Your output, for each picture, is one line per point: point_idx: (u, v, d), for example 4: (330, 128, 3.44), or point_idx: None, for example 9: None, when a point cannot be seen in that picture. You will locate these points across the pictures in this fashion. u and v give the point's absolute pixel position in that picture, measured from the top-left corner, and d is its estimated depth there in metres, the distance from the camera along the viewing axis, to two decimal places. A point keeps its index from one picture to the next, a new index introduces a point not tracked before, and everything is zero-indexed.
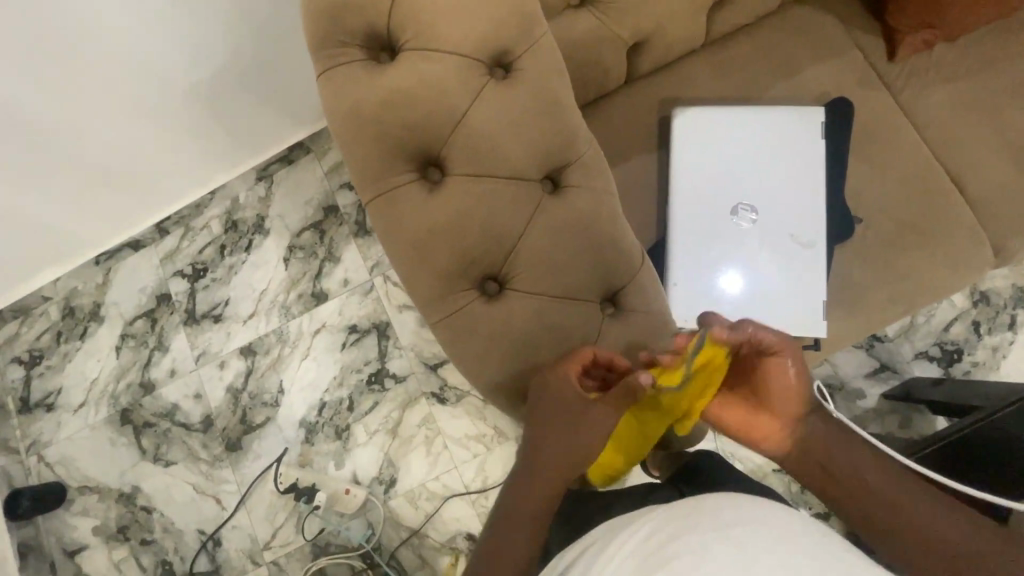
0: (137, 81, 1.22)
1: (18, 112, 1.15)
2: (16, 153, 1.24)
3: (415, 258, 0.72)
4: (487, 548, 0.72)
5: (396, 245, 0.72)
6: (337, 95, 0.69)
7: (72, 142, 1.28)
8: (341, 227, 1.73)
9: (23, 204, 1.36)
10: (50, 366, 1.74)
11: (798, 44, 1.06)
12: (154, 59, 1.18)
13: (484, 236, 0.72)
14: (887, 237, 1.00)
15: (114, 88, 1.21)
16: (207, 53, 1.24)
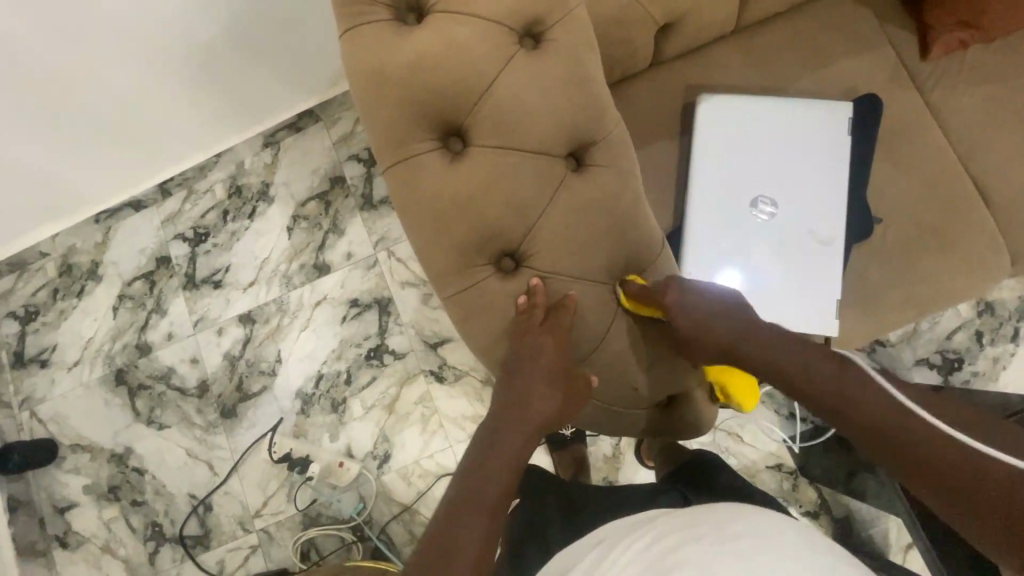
0: (145, 32, 1.18)
1: (19, 58, 1.12)
2: (16, 102, 1.21)
3: (433, 229, 0.70)
4: (438, 532, 0.62)
5: (413, 215, 0.70)
6: (360, 54, 0.67)
7: (77, 93, 1.25)
8: (347, 199, 1.71)
9: (22, 156, 1.33)
10: (45, 323, 1.72)
11: (830, 36, 1.03)
12: (161, 10, 1.15)
13: (504, 211, 0.70)
14: (904, 240, 0.99)
15: (122, 39, 1.17)
16: (217, 5, 1.20)
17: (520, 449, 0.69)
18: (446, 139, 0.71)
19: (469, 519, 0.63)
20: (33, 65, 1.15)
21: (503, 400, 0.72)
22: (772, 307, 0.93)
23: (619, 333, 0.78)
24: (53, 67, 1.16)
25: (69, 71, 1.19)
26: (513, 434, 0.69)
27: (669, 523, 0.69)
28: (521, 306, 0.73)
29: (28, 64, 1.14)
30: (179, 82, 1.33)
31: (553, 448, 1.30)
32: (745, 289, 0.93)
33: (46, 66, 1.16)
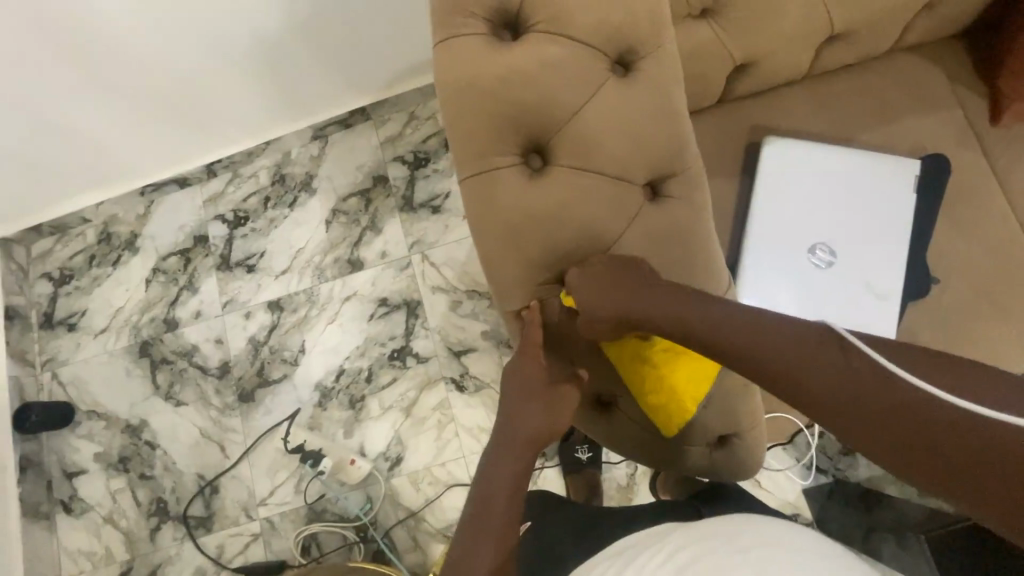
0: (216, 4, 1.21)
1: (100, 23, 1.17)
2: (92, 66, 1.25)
3: (505, 242, 0.70)
4: (465, 535, 0.66)
5: (486, 227, 0.71)
6: (455, 64, 0.68)
7: (141, 59, 1.27)
8: (388, 199, 1.73)
9: (86, 119, 1.38)
10: (78, 288, 1.74)
11: (899, 92, 1.03)
12: None
13: (578, 232, 0.70)
14: (960, 302, 0.98)
15: (192, 9, 1.20)
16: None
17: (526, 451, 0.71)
18: (528, 158, 0.72)
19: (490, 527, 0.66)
20: (105, 24, 1.18)
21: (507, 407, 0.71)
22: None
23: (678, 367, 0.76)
24: (123, 28, 1.19)
25: (139, 35, 1.22)
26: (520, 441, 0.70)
27: (690, 531, 0.68)
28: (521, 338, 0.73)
29: (101, 21, 1.17)
30: (241, 60, 1.35)
31: (572, 470, 1.29)
32: None
33: (121, 30, 1.20)
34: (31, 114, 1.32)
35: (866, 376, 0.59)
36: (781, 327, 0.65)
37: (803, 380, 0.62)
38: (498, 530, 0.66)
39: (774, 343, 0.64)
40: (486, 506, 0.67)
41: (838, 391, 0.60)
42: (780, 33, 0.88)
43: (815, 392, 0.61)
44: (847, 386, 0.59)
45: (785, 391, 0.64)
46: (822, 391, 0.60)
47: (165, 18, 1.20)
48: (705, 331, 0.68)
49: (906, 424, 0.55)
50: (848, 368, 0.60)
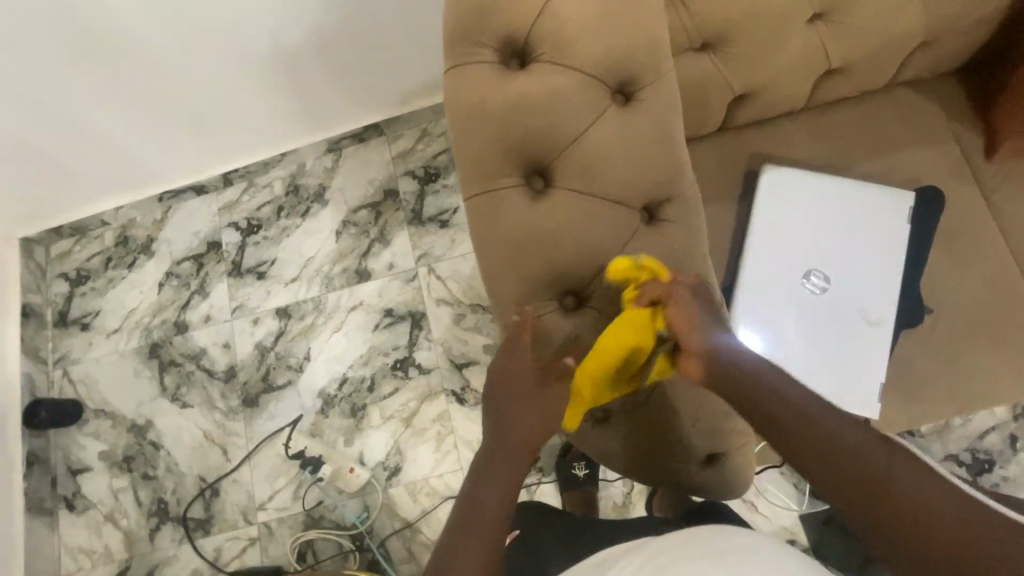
0: (239, 21, 1.26)
1: (130, 37, 1.23)
2: (119, 77, 1.31)
3: (505, 260, 0.74)
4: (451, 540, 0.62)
5: (488, 245, 0.74)
6: (465, 91, 0.72)
7: (165, 70, 1.32)
8: (397, 213, 1.77)
9: (109, 125, 1.43)
10: (94, 289, 1.79)
11: (895, 127, 1.06)
12: (259, 11, 1.25)
13: (576, 251, 0.73)
14: (953, 332, 0.99)
15: (216, 24, 1.25)
16: (309, 7, 1.28)
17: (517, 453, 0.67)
18: (530, 181, 0.75)
19: (480, 527, 0.62)
20: (132, 36, 1.23)
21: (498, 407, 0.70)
22: (814, 380, 0.94)
23: (673, 388, 0.75)
24: (149, 40, 1.25)
25: (164, 47, 1.27)
26: (513, 444, 0.67)
27: (669, 541, 0.69)
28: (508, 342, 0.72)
29: (128, 33, 1.22)
30: (260, 74, 1.41)
31: (567, 486, 1.30)
32: (788, 355, 0.94)
33: (149, 44, 1.25)
34: (58, 119, 1.38)
35: (924, 484, 0.54)
36: (831, 415, 0.61)
37: (847, 465, 0.57)
38: (484, 534, 0.62)
39: (826, 423, 0.60)
40: (473, 507, 0.64)
41: (881, 485, 0.55)
42: (779, 68, 0.91)
43: (856, 479, 0.56)
44: (898, 486, 0.54)
45: (819, 470, 0.58)
46: (867, 480, 0.55)
47: (189, 31, 1.25)
48: (726, 378, 0.66)
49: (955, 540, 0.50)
50: (902, 470, 0.55)
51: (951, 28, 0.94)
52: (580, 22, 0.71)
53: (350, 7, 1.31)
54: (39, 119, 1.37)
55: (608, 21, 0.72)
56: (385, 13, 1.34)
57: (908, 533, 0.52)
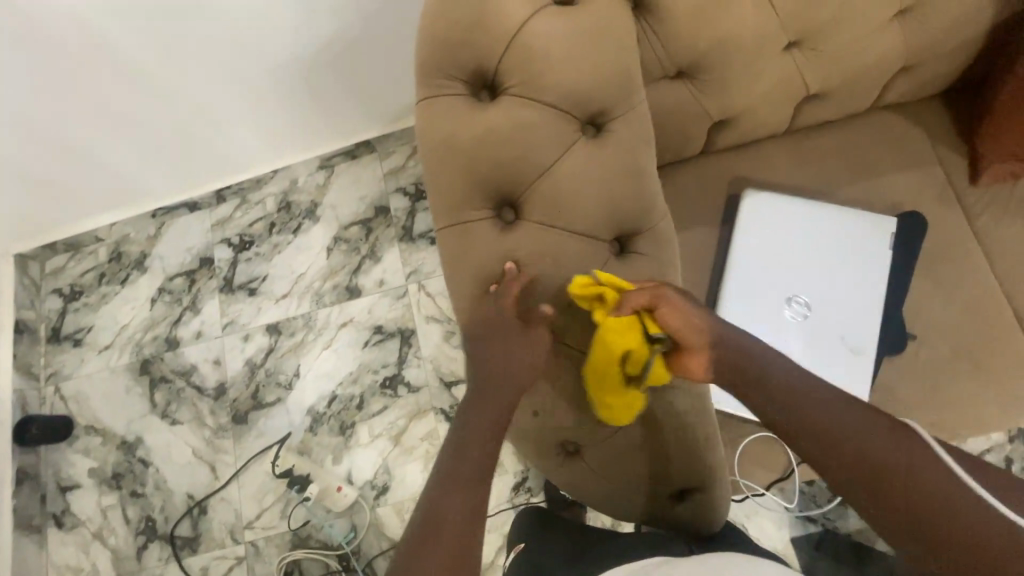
0: (225, 42, 1.27)
1: (115, 59, 1.23)
2: (107, 96, 1.32)
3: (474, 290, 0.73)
4: (427, 512, 0.60)
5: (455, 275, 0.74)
6: (434, 124, 0.73)
7: (151, 89, 1.33)
8: (388, 229, 1.77)
9: (98, 144, 1.44)
10: (87, 304, 1.80)
11: (878, 150, 1.06)
12: (242, 32, 1.25)
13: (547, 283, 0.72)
14: (939, 359, 0.98)
15: (203, 45, 1.26)
16: (294, 27, 1.28)
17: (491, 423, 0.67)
18: (499, 212, 0.75)
19: (456, 495, 0.61)
20: (118, 57, 1.23)
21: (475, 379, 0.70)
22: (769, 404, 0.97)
23: (644, 420, 0.74)
24: (135, 61, 1.25)
25: (147, 67, 1.27)
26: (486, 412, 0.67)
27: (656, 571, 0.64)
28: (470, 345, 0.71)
29: (115, 55, 1.23)
30: (247, 92, 1.41)
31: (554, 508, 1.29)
32: None
33: (134, 66, 1.26)
34: (48, 138, 1.39)
35: (850, 425, 0.62)
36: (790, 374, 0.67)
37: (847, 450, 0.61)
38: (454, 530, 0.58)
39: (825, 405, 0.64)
40: (443, 499, 0.61)
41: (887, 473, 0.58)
42: (757, 94, 0.91)
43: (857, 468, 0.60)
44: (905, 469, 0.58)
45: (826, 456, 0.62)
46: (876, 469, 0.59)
47: (174, 51, 1.25)
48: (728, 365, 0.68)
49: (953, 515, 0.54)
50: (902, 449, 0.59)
51: (931, 53, 0.94)
52: (549, 54, 0.71)
53: (334, 27, 1.31)
54: (27, 138, 1.37)
55: (577, 54, 0.71)
56: (371, 32, 1.35)
57: (914, 519, 0.56)
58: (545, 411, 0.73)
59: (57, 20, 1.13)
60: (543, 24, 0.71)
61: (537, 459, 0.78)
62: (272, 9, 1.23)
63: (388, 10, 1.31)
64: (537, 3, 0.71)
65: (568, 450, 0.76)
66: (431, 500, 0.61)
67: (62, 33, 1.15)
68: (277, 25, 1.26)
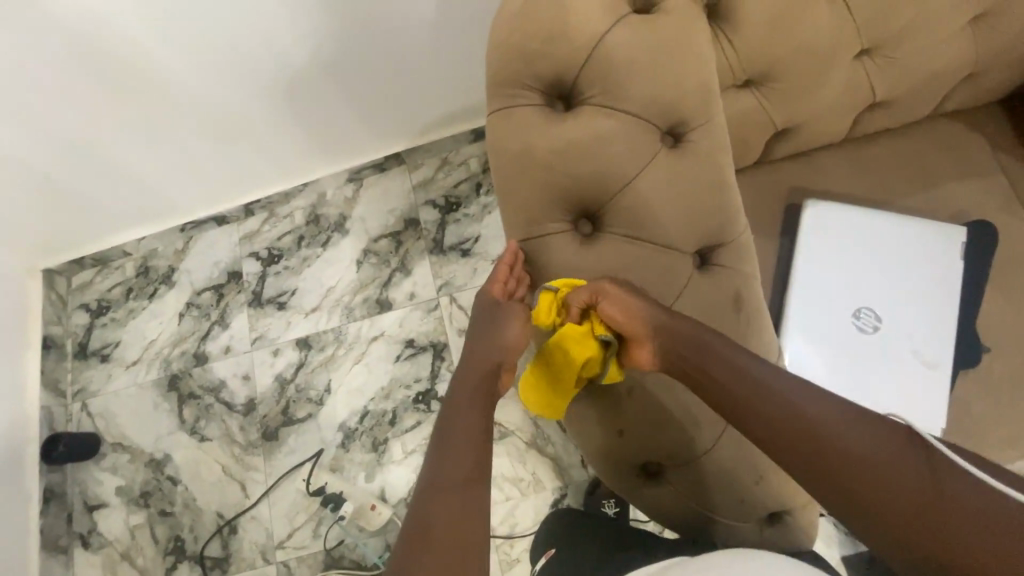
0: (264, 55, 1.26)
1: (153, 72, 1.23)
2: (143, 109, 1.31)
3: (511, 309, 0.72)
4: (418, 514, 0.60)
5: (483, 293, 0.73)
6: (512, 135, 0.72)
7: (192, 100, 1.32)
8: (418, 241, 1.76)
9: (131, 156, 1.44)
10: (114, 319, 1.78)
11: (939, 158, 1.04)
12: (281, 43, 1.24)
13: None
14: (1014, 372, 0.94)
15: (245, 57, 1.25)
16: (335, 38, 1.27)
17: (473, 413, 0.67)
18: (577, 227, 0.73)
19: (445, 494, 0.61)
20: (161, 68, 1.23)
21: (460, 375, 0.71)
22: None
23: (734, 438, 0.71)
24: (177, 72, 1.24)
25: (185, 80, 1.27)
26: (468, 407, 0.68)
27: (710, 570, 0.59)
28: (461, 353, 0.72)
29: (157, 66, 1.22)
30: (282, 105, 1.40)
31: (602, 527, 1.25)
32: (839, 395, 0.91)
33: (172, 79, 1.26)
34: (82, 150, 1.39)
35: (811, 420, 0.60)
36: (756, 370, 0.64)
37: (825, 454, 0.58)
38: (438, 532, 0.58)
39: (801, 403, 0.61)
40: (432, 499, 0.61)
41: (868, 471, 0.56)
42: (824, 102, 0.89)
43: (831, 471, 0.57)
44: (890, 477, 0.55)
45: (800, 461, 0.59)
46: (852, 471, 0.56)
47: (217, 62, 1.25)
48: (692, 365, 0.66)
49: (934, 510, 0.53)
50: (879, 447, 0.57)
51: (997, 59, 0.92)
52: (632, 63, 0.69)
53: (373, 40, 1.30)
54: (63, 150, 1.37)
55: (659, 65, 0.70)
56: (410, 43, 1.34)
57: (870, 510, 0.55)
58: (630, 430, 0.70)
59: (102, 33, 1.13)
60: (624, 35, 0.69)
61: (618, 480, 0.74)
62: (314, 20, 1.22)
63: (428, 20, 1.29)
64: (617, 14, 0.70)
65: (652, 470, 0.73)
66: (421, 500, 0.61)
67: (104, 47, 1.15)
68: (319, 37, 1.26)
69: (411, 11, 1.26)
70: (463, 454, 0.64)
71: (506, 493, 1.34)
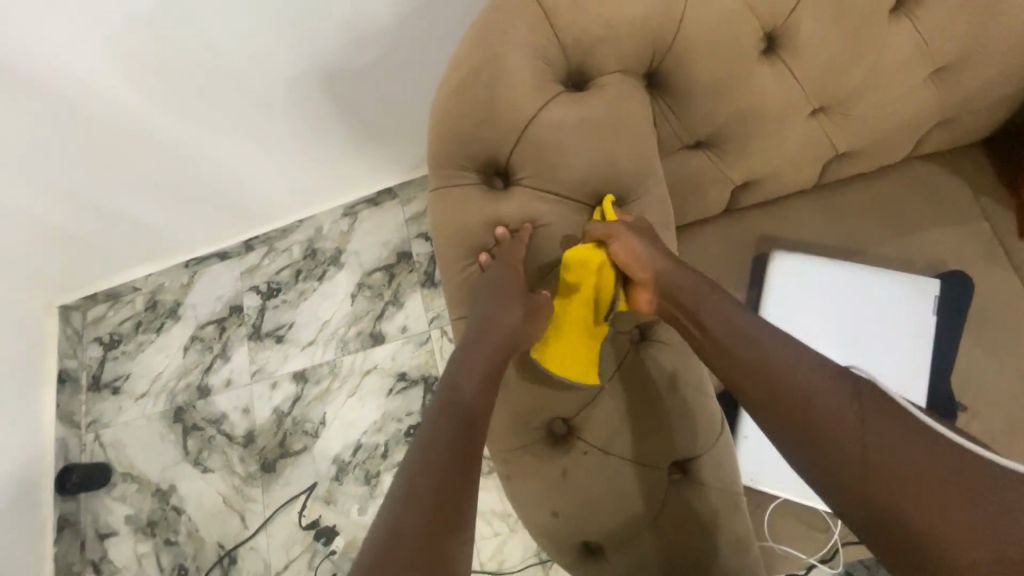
0: (247, 105, 1.23)
1: (138, 121, 1.20)
2: (138, 155, 1.29)
3: (514, 309, 0.67)
4: (386, 520, 0.53)
5: (487, 285, 0.69)
6: (450, 213, 0.73)
7: (182, 147, 1.30)
8: (411, 274, 1.74)
9: (125, 202, 1.42)
10: (126, 352, 1.78)
11: (916, 204, 1.00)
12: (263, 95, 1.21)
13: (566, 385, 0.70)
14: (995, 432, 0.91)
15: (227, 104, 1.21)
16: (316, 83, 1.22)
17: (462, 419, 0.61)
18: (519, 286, 0.68)
19: (418, 502, 0.54)
20: (147, 118, 1.20)
21: (451, 373, 0.65)
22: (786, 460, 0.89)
23: (670, 515, 0.71)
24: (163, 123, 1.22)
25: (173, 128, 1.24)
26: (454, 411, 0.61)
27: None
28: (467, 335, 0.68)
29: (146, 120, 1.20)
30: (274, 146, 1.36)
31: None
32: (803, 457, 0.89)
33: (160, 127, 1.23)
34: (82, 199, 1.38)
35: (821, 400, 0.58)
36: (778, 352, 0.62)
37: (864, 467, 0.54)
38: (419, 532, 0.52)
39: (833, 403, 0.58)
40: (403, 505, 0.53)
41: (912, 482, 0.52)
42: (781, 158, 0.87)
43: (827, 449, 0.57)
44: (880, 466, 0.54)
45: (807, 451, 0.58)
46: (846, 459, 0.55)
47: (195, 111, 1.21)
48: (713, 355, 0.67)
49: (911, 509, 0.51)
50: (921, 450, 0.53)
51: (968, 108, 0.89)
52: (563, 142, 0.70)
53: (361, 89, 1.27)
54: (67, 203, 1.38)
55: (591, 143, 0.70)
56: (394, 84, 1.28)
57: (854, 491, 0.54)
58: (565, 511, 0.70)
59: (81, 88, 1.10)
60: (554, 116, 0.70)
61: (560, 557, 0.74)
62: (299, 76, 1.19)
63: (414, 59, 1.23)
64: (549, 93, 0.70)
65: (592, 546, 0.72)
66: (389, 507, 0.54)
67: (88, 99, 1.13)
68: (306, 88, 1.22)
69: (396, 59, 1.21)
70: (443, 458, 0.57)
71: (496, 528, 1.27)
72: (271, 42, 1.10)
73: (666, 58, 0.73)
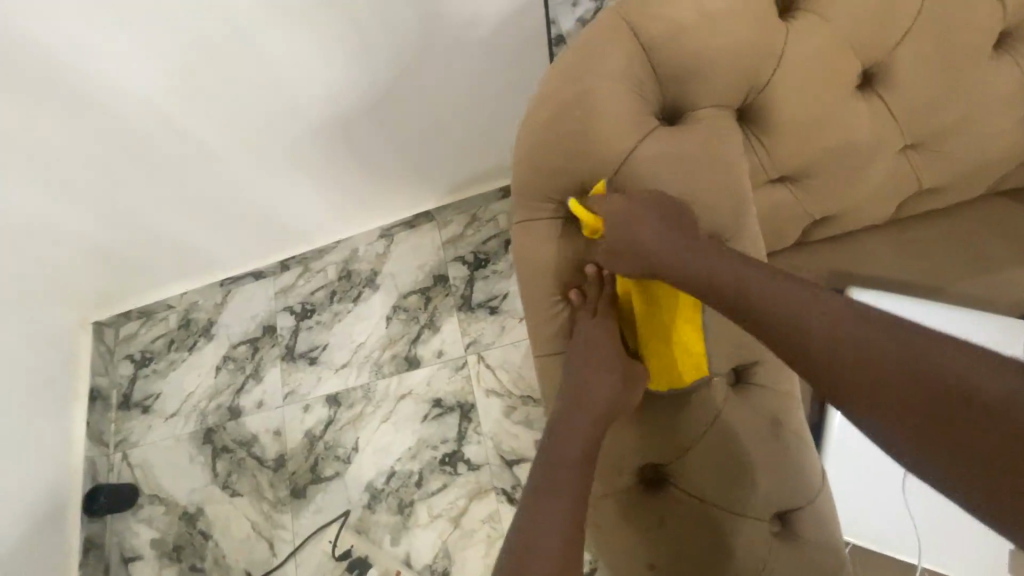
0: (298, 122, 1.20)
1: (191, 138, 1.19)
2: (186, 171, 1.27)
3: (610, 377, 0.66)
4: None
5: (584, 352, 0.68)
6: (536, 248, 0.72)
7: (228, 167, 1.29)
8: (446, 297, 1.68)
9: (170, 217, 1.40)
10: (156, 370, 1.76)
11: (996, 240, 0.96)
12: (316, 113, 1.19)
13: (657, 433, 0.68)
14: None
15: (279, 121, 1.19)
16: (369, 97, 1.18)
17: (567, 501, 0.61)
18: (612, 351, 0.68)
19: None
20: (198, 135, 1.18)
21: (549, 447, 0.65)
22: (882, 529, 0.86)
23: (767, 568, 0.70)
24: (214, 139, 1.20)
25: (223, 148, 1.23)
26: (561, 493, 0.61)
27: None
28: (560, 412, 0.67)
29: (196, 137, 1.19)
30: (317, 165, 1.34)
31: None
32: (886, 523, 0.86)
33: (210, 144, 1.21)
34: (126, 215, 1.37)
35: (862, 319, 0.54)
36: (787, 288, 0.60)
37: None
38: None
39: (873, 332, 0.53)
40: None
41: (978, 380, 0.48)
42: (867, 192, 0.84)
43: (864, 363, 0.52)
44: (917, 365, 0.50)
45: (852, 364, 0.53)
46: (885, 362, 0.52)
47: (246, 126, 1.18)
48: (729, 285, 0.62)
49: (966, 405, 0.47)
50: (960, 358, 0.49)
51: None
52: (660, 178, 0.68)
53: (411, 104, 1.24)
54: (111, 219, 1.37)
55: (688, 178, 0.69)
56: (447, 104, 1.26)
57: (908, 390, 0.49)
58: (658, 559, 0.68)
59: (138, 105, 1.09)
60: (648, 150, 0.68)
61: None
62: (353, 94, 1.17)
63: (466, 76, 1.20)
64: (644, 126, 0.69)
65: None
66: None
67: (141, 115, 1.11)
68: (355, 104, 1.19)
69: (448, 79, 1.19)
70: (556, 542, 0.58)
71: None
72: (329, 58, 1.08)
73: (761, 93, 0.71)
